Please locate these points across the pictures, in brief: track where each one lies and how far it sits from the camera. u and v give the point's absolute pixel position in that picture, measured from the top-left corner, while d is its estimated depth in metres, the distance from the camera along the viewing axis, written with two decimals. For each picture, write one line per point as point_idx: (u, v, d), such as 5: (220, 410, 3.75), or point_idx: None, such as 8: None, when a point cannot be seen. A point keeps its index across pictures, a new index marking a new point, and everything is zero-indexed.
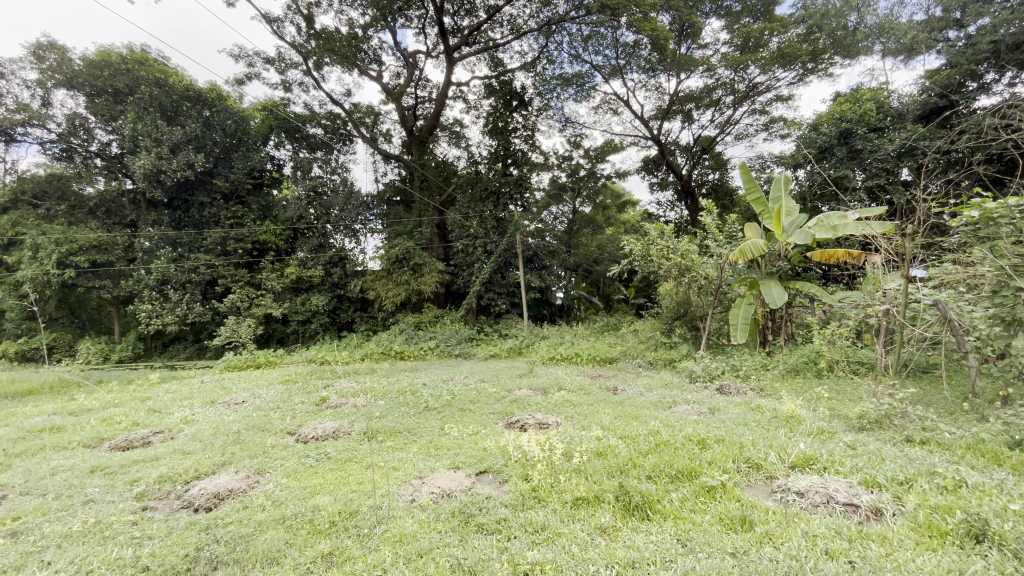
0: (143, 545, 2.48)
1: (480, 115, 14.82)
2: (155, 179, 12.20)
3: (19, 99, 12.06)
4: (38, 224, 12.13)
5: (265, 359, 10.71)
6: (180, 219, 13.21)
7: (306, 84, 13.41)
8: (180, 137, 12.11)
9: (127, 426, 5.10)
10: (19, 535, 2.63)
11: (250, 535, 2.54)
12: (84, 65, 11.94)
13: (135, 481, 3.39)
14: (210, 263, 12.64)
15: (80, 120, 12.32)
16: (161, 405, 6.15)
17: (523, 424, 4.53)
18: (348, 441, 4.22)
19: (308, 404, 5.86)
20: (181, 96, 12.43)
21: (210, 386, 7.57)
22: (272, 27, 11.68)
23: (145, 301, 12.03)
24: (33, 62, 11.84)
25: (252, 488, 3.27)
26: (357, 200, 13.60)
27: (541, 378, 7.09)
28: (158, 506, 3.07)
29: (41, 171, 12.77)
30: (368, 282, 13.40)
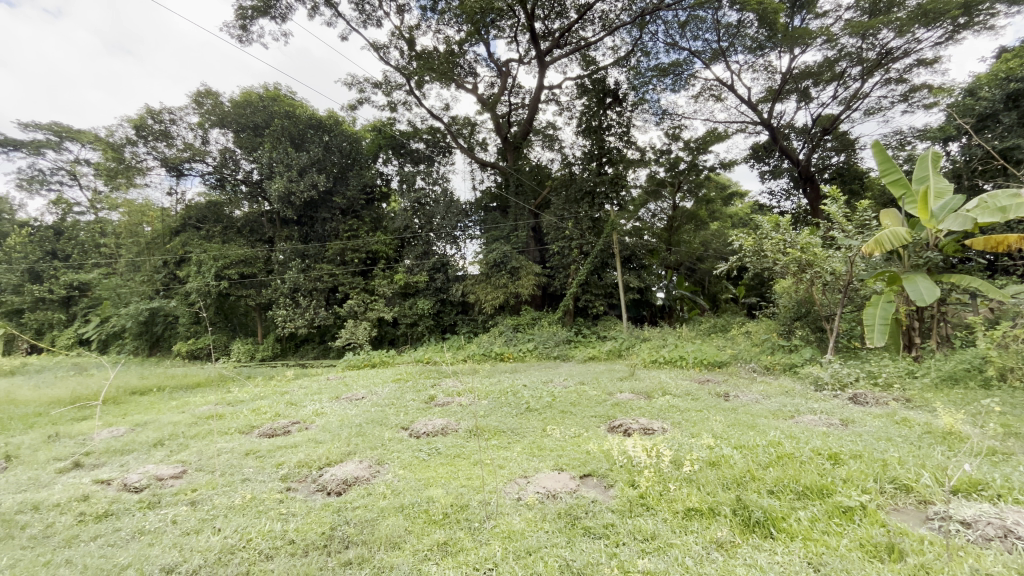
0: (288, 520, 2.83)
1: (573, 116, 14.73)
2: (287, 200, 13.88)
3: (186, 140, 14.49)
4: (201, 243, 14.47)
5: (379, 358, 11.66)
6: (307, 234, 14.91)
7: (409, 103, 14.39)
8: (306, 161, 13.65)
9: (271, 416, 5.88)
10: (197, 504, 3.15)
11: (374, 519, 2.79)
12: (231, 106, 13.99)
13: (280, 464, 3.90)
14: (332, 272, 14.08)
15: (229, 153, 14.43)
16: (297, 398, 6.98)
17: (627, 429, 4.41)
18: (455, 438, 4.44)
19: (418, 401, 6.25)
20: (306, 126, 14.02)
21: (334, 383, 8.44)
22: (379, 54, 12.73)
23: (282, 307, 13.71)
24: (194, 108, 14.12)
25: (374, 476, 3.57)
26: (457, 207, 14.29)
27: (643, 382, 6.85)
28: (299, 487, 3.50)
29: (201, 198, 15.30)
30: (468, 286, 13.97)
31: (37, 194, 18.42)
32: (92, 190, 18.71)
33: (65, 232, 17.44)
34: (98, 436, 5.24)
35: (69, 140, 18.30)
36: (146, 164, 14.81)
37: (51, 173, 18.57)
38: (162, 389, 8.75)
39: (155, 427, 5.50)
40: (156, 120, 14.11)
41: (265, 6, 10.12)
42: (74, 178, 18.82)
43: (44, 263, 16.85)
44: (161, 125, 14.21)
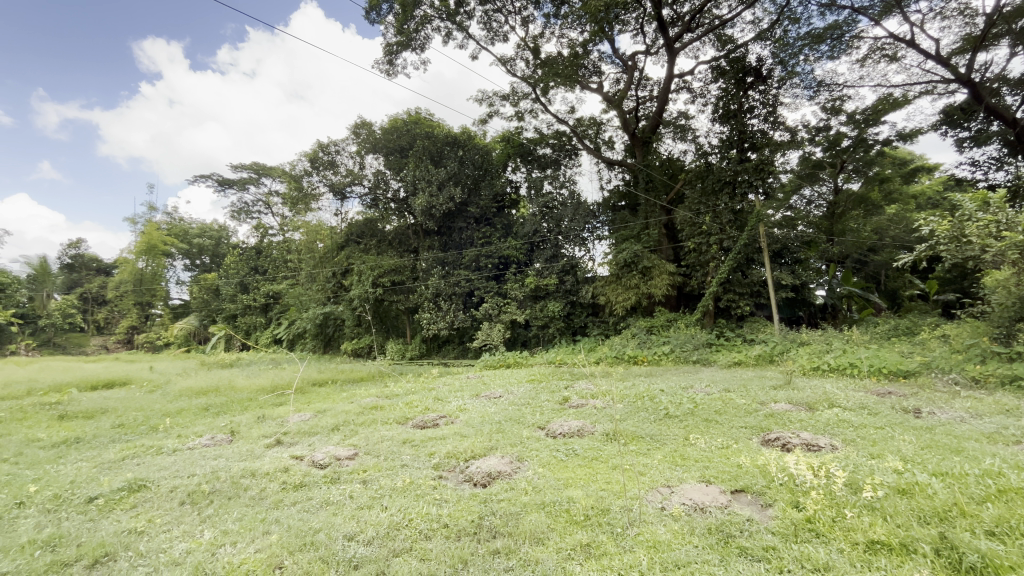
0: (442, 506, 3.10)
1: (708, 102, 13.68)
2: (429, 213, 15.22)
3: (348, 167, 16.77)
4: (362, 256, 16.60)
5: (513, 359, 12.14)
6: (446, 243, 16.16)
7: (535, 110, 14.78)
8: (444, 176, 14.83)
9: (422, 409, 6.51)
10: (368, 483, 3.62)
11: (518, 513, 2.91)
12: (382, 133, 15.79)
13: (432, 454, 4.29)
14: (469, 278, 15.09)
15: (381, 175, 16.33)
16: (443, 394, 7.61)
17: (785, 443, 3.94)
18: (592, 440, 4.42)
19: (553, 402, 6.36)
20: (443, 143, 15.23)
21: (475, 381, 9.01)
22: (506, 67, 13.29)
23: (427, 311, 15.08)
24: (353, 139, 16.30)
25: (515, 472, 3.73)
26: (585, 209, 14.23)
27: (802, 392, 6.04)
28: (449, 476, 3.81)
29: (360, 217, 17.54)
30: (598, 288, 13.77)
31: (244, 221, 23.00)
32: (280, 215, 22.75)
33: (263, 251, 21.47)
34: (291, 419, 6.33)
35: (264, 176, 22.49)
36: (318, 190, 17.53)
37: (253, 204, 23.03)
38: (334, 382, 10.25)
39: (332, 415, 6.45)
40: (325, 152, 16.66)
41: (407, 39, 11.23)
42: (268, 207, 23.07)
43: (250, 277, 20.93)
44: (330, 156, 16.73)
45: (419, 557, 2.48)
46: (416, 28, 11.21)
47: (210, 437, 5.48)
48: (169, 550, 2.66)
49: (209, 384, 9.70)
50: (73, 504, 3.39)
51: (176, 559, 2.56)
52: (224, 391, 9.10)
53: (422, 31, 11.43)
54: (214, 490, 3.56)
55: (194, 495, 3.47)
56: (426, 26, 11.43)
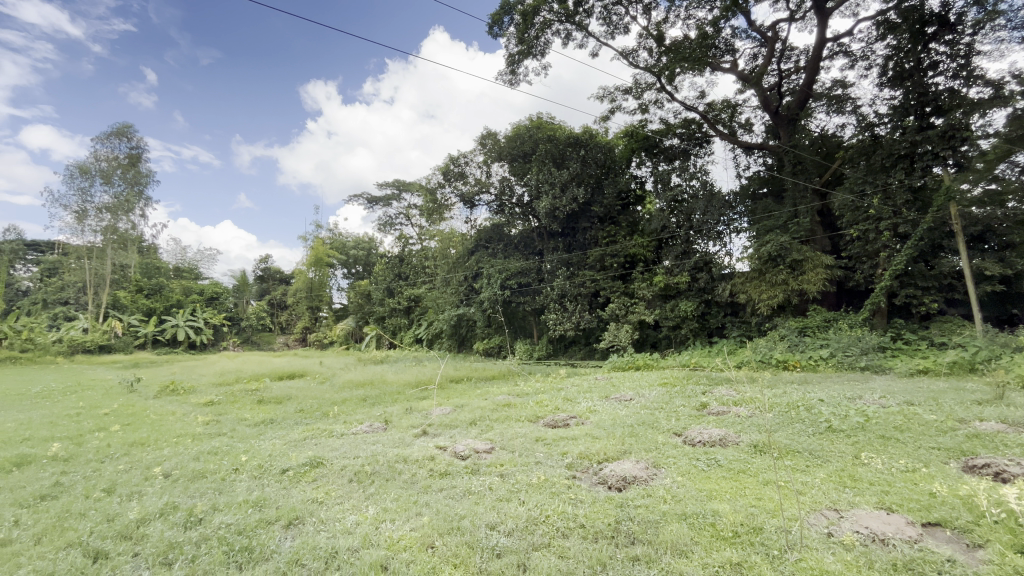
0: (577, 505, 3.11)
1: (873, 64, 11.68)
2: (553, 215, 15.42)
3: (476, 176, 17.76)
4: (490, 260, 17.46)
5: (643, 362, 11.69)
6: (570, 244, 16.20)
7: (660, 100, 14.08)
8: (567, 177, 14.89)
9: (552, 409, 6.61)
10: (506, 476, 3.79)
11: (657, 521, 2.80)
12: (506, 141, 16.39)
13: (565, 453, 4.33)
14: (594, 279, 14.93)
15: (506, 182, 16.98)
16: (572, 395, 7.65)
17: (998, 472, 3.19)
18: (737, 451, 4.06)
19: (689, 408, 5.98)
20: (565, 145, 15.27)
21: (603, 383, 8.87)
22: (628, 60, 12.90)
23: (553, 312, 15.32)
24: (480, 149, 17.21)
25: (652, 479, 3.58)
26: (719, 200, 13.15)
27: (1023, 409, 4.81)
28: (582, 477, 3.81)
29: (487, 223, 18.45)
30: (737, 285, 12.59)
31: (389, 233, 25.72)
32: (419, 226, 24.96)
33: (405, 259, 23.76)
34: (434, 412, 6.91)
35: (404, 191, 24.90)
36: (450, 201, 18.87)
37: (396, 217, 25.64)
38: (470, 379, 10.96)
39: (469, 409, 6.87)
40: (455, 164, 17.89)
41: (528, 47, 11.53)
42: (408, 219, 25.48)
43: (395, 283, 23.33)
44: (460, 167, 17.89)
45: (558, 553, 2.53)
46: (536, 34, 11.45)
47: (369, 424, 6.23)
48: (342, 520, 3.09)
49: (365, 377, 11.05)
50: (273, 472, 4.14)
51: (348, 528, 2.96)
52: (377, 384, 10.27)
53: (542, 37, 11.63)
54: (375, 472, 4.04)
55: (359, 474, 3.99)
56: (546, 31, 11.61)
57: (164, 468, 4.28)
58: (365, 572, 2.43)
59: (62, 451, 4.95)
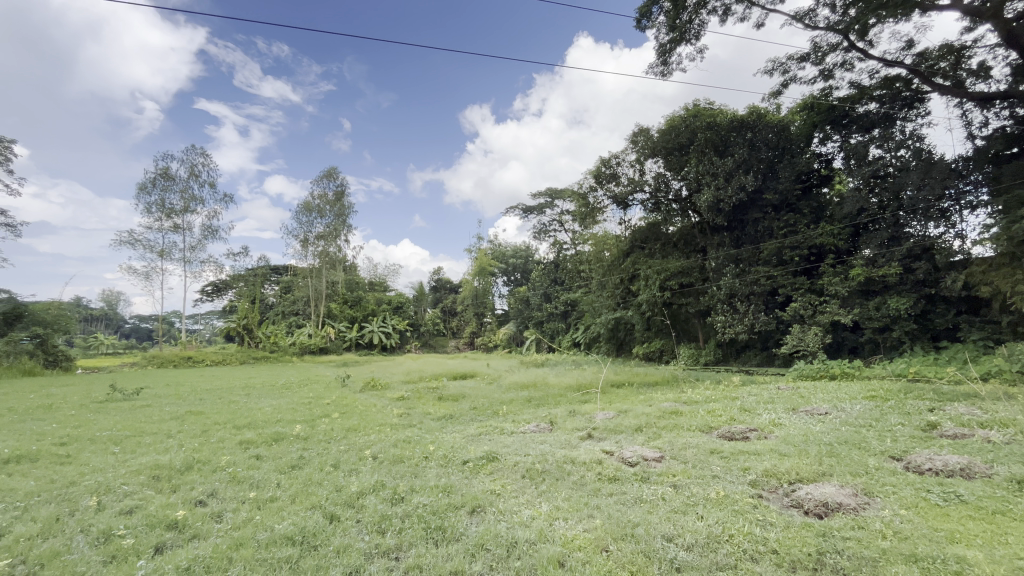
0: (768, 528, 2.80)
1: None
2: (717, 208, 14.18)
3: (629, 175, 17.31)
4: (647, 260, 16.81)
5: (840, 370, 9.93)
6: (738, 238, 14.65)
7: (849, 61, 11.95)
8: (732, 165, 13.55)
9: (727, 419, 6.06)
10: (680, 488, 3.60)
11: (876, 560, 2.35)
12: (659, 135, 15.66)
13: (747, 469, 3.93)
14: (770, 275, 13.32)
15: (662, 178, 16.19)
16: (750, 405, 6.90)
17: None
18: (990, 486, 3.20)
19: (912, 428, 4.90)
20: (728, 130, 13.88)
21: (788, 393, 7.82)
22: (803, 23, 11.22)
23: (721, 314, 14.10)
24: (633, 147, 16.77)
25: (864, 509, 3.03)
26: (942, 168, 10.53)
27: None
28: (771, 497, 3.41)
29: (643, 223, 17.82)
30: (975, 275, 9.91)
31: (544, 240, 26.64)
32: (573, 231, 25.32)
33: (560, 264, 24.29)
34: (597, 416, 6.92)
35: (557, 198, 25.52)
36: (603, 204, 18.75)
37: (550, 224, 26.43)
38: (632, 384, 10.68)
39: (634, 415, 6.70)
40: (607, 166, 17.70)
41: (681, 33, 10.86)
42: (562, 224, 26.04)
43: (552, 288, 24.03)
44: (611, 169, 17.67)
45: None
46: (689, 18, 10.70)
47: (535, 424, 6.52)
48: (519, 513, 3.28)
49: (529, 379, 11.63)
50: (457, 462, 4.62)
51: (525, 521, 3.13)
52: (540, 386, 10.69)
53: (696, 18, 10.82)
54: (545, 470, 4.22)
55: (531, 471, 4.19)
56: (700, 12, 10.77)
57: (372, 451, 5.10)
58: (543, 565, 2.55)
59: (303, 431, 6.26)
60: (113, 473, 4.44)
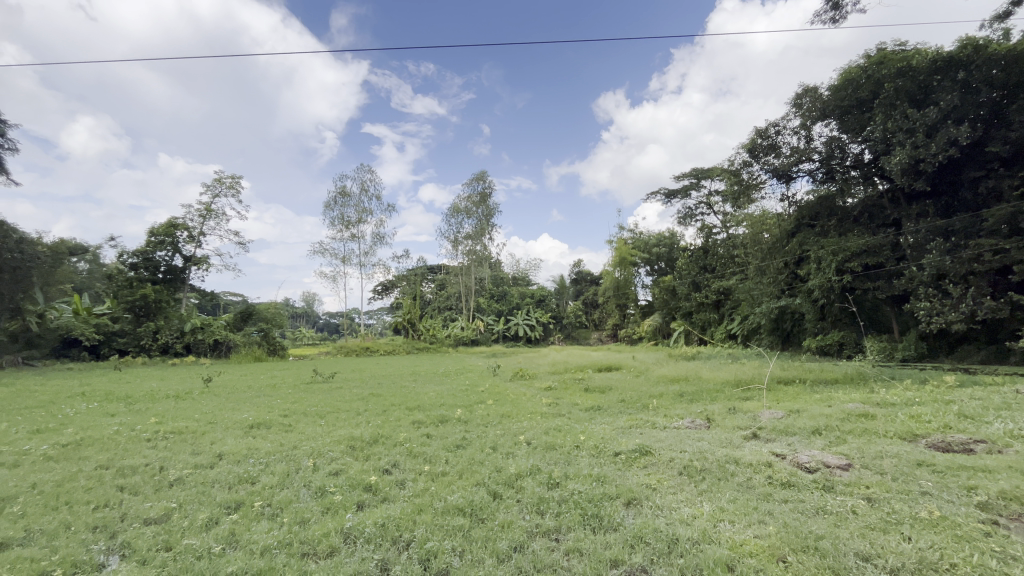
0: (1009, 564, 2.24)
1: None
2: (914, 171, 11.68)
3: (791, 145, 15.23)
4: (818, 240, 14.58)
5: None
6: (949, 205, 12.03)
7: None
8: (936, 116, 10.86)
9: (939, 427, 4.97)
10: (876, 502, 3.09)
11: None
12: (831, 93, 13.50)
13: (972, 488, 3.19)
14: (998, 248, 10.37)
15: (837, 142, 13.90)
16: (972, 411, 5.57)
17: None
18: None
19: None
20: (929, 73, 11.26)
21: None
22: None
23: (924, 299, 11.54)
24: (796, 112, 14.74)
25: None
26: None
27: None
28: (1011, 526, 2.72)
29: (812, 197, 15.53)
30: None
31: (691, 225, 24.91)
32: (723, 213, 23.23)
33: (710, 250, 22.49)
34: (762, 415, 6.26)
35: (704, 178, 23.62)
36: (760, 179, 16.84)
37: (696, 208, 24.60)
38: (803, 381, 9.43)
39: (809, 416, 5.92)
40: (764, 137, 15.83)
41: None
42: (710, 206, 24.04)
43: (700, 276, 22.38)
44: (769, 139, 15.73)
45: None
46: None
47: (690, 421, 6.13)
48: (679, 510, 3.16)
49: (679, 373, 11.02)
50: (609, 454, 4.61)
51: (686, 519, 3.00)
52: (692, 381, 10.07)
53: None
54: (705, 469, 3.97)
55: (689, 469, 3.99)
56: None
57: (526, 437, 5.37)
58: (709, 566, 2.43)
59: (463, 415, 6.85)
60: (322, 442, 5.41)
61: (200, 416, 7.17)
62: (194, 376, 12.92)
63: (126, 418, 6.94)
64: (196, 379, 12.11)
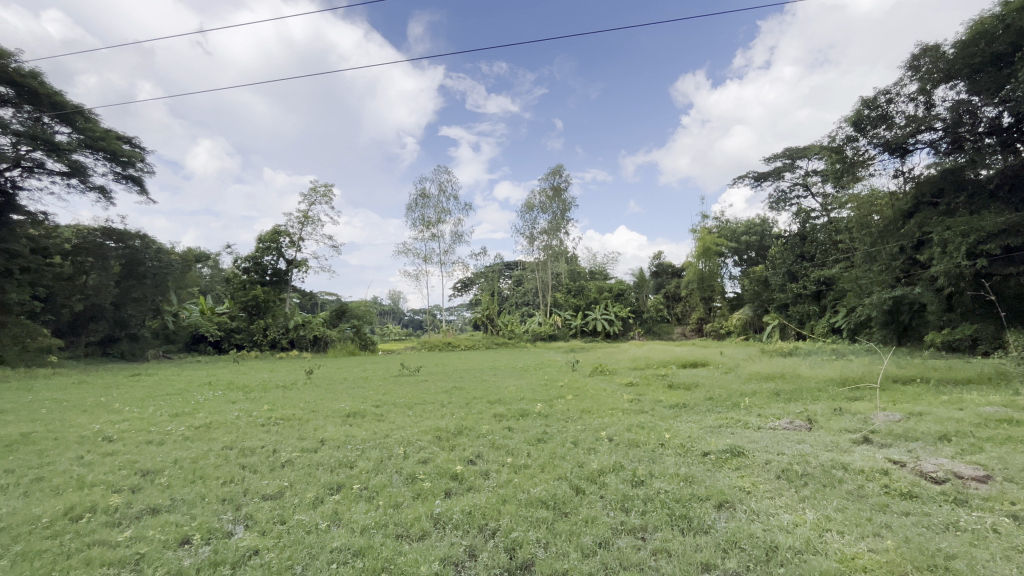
0: None
1: None
2: None
3: (907, 113, 13.50)
4: (943, 220, 12.77)
5: None
6: None
7: None
8: None
9: None
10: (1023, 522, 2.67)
11: None
12: (957, 51, 11.78)
13: None
14: None
15: (966, 107, 12.09)
16: None
17: None
18: None
19: None
20: None
21: None
22: None
23: None
24: (912, 76, 13.04)
25: None
26: None
27: None
28: None
29: (934, 171, 13.63)
30: None
31: (784, 210, 22.97)
32: (822, 194, 21.17)
33: (808, 237, 20.60)
34: (875, 417, 5.63)
35: (799, 158, 21.66)
36: (868, 154, 15.05)
37: (790, 191, 22.62)
38: (926, 380, 8.35)
39: (933, 420, 5.22)
40: (873, 107, 14.10)
41: None
42: (807, 188, 21.99)
43: (797, 265, 20.60)
44: (879, 110, 14.04)
45: None
46: None
47: (789, 421, 5.67)
48: (777, 516, 2.95)
49: (774, 370, 10.24)
50: (696, 454, 4.41)
51: (786, 527, 2.79)
52: (789, 378, 9.31)
53: None
54: (807, 473, 3.66)
55: (788, 472, 3.70)
56: None
57: (607, 433, 5.29)
58: None
59: (544, 410, 6.89)
60: (411, 431, 5.72)
61: (305, 404, 7.89)
62: (298, 368, 14.29)
63: (244, 405, 7.83)
64: (300, 371, 13.36)
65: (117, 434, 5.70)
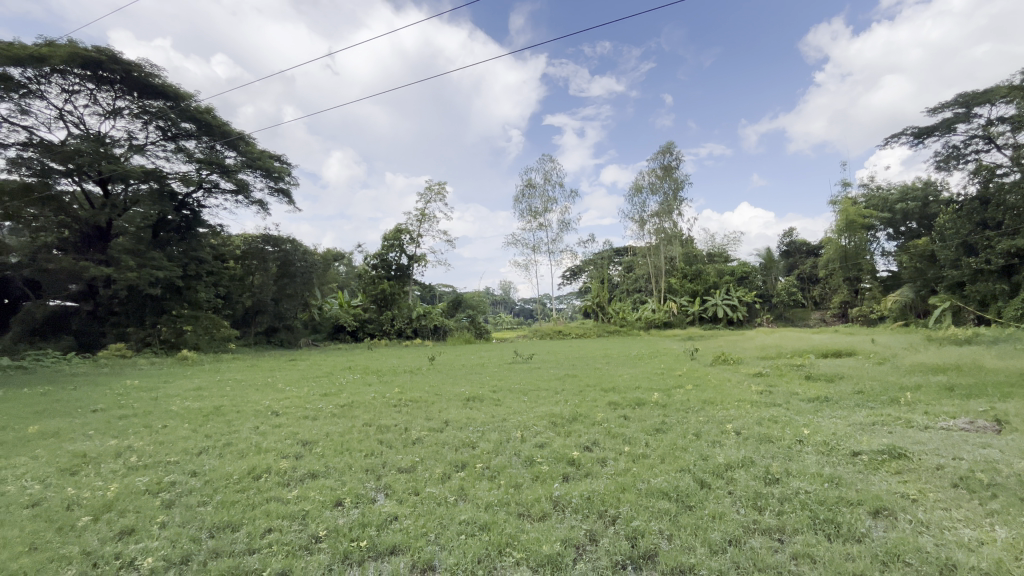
0: None
1: None
2: None
3: None
4: None
5: None
6: None
7: None
8: None
9: None
10: None
11: None
12: None
13: None
14: None
15: None
16: None
17: None
18: None
19: None
20: None
21: None
22: None
23: None
24: None
25: None
26: None
27: None
28: None
29: None
30: None
31: (957, 169, 19.11)
32: (1012, 146, 17.22)
33: (991, 200, 16.93)
34: None
35: (977, 104, 17.83)
36: None
37: (965, 145, 18.73)
38: None
39: None
40: None
41: None
42: (990, 140, 18.04)
43: (975, 235, 17.08)
44: None
45: None
46: None
47: (968, 421, 4.77)
48: (955, 531, 2.51)
49: (945, 360, 8.64)
50: (843, 453, 3.92)
51: (968, 544, 2.37)
52: (967, 371, 7.79)
53: None
54: (996, 484, 3.04)
55: (969, 481, 3.11)
56: None
57: (734, 426, 4.93)
58: None
59: (661, 399, 6.63)
60: (527, 416, 5.90)
61: (430, 388, 8.54)
62: (421, 355, 15.51)
63: (379, 387, 8.73)
64: (423, 358, 14.48)
65: (281, 409, 6.72)
